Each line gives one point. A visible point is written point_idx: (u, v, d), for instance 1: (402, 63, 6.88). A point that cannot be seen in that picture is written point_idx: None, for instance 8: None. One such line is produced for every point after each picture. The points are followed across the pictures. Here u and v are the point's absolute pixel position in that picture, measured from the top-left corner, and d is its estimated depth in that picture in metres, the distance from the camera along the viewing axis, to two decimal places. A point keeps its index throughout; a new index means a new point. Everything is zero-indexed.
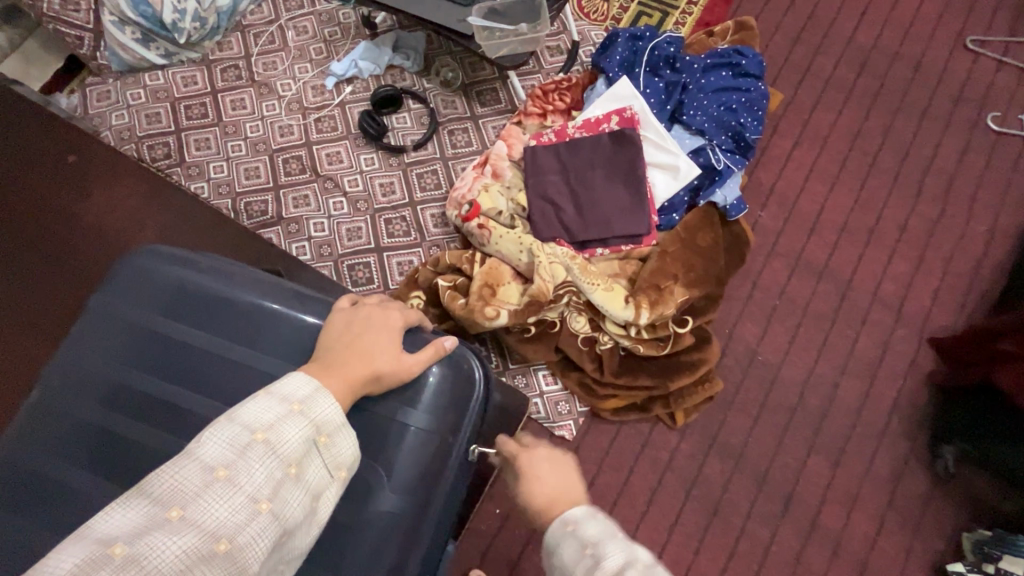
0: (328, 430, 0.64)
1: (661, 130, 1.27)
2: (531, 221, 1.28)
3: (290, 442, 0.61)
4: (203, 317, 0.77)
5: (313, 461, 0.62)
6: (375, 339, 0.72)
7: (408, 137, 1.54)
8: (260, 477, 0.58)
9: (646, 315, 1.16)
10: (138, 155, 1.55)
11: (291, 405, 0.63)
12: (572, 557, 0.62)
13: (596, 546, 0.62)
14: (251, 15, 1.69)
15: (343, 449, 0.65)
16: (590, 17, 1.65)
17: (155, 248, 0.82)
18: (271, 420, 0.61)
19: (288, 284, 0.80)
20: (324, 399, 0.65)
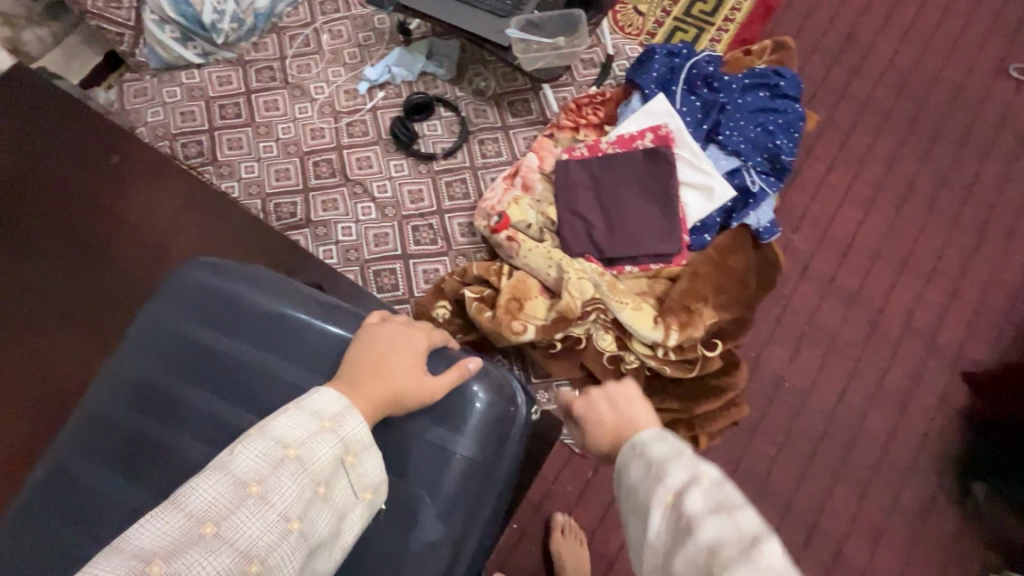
0: (356, 449, 0.63)
1: (696, 150, 1.26)
2: (559, 235, 1.27)
3: (321, 461, 0.60)
4: (238, 327, 0.77)
5: (340, 481, 0.62)
6: (402, 357, 0.71)
7: (438, 144, 1.54)
8: (291, 495, 0.57)
9: (675, 337, 1.15)
10: (172, 152, 1.57)
11: (322, 421, 0.62)
12: (639, 474, 0.62)
13: (660, 465, 0.61)
14: (287, 17, 1.70)
15: (369, 469, 0.64)
16: (625, 31, 1.64)
17: (204, 259, 0.82)
18: (303, 436, 0.61)
19: (327, 298, 0.79)
20: (354, 417, 0.64)
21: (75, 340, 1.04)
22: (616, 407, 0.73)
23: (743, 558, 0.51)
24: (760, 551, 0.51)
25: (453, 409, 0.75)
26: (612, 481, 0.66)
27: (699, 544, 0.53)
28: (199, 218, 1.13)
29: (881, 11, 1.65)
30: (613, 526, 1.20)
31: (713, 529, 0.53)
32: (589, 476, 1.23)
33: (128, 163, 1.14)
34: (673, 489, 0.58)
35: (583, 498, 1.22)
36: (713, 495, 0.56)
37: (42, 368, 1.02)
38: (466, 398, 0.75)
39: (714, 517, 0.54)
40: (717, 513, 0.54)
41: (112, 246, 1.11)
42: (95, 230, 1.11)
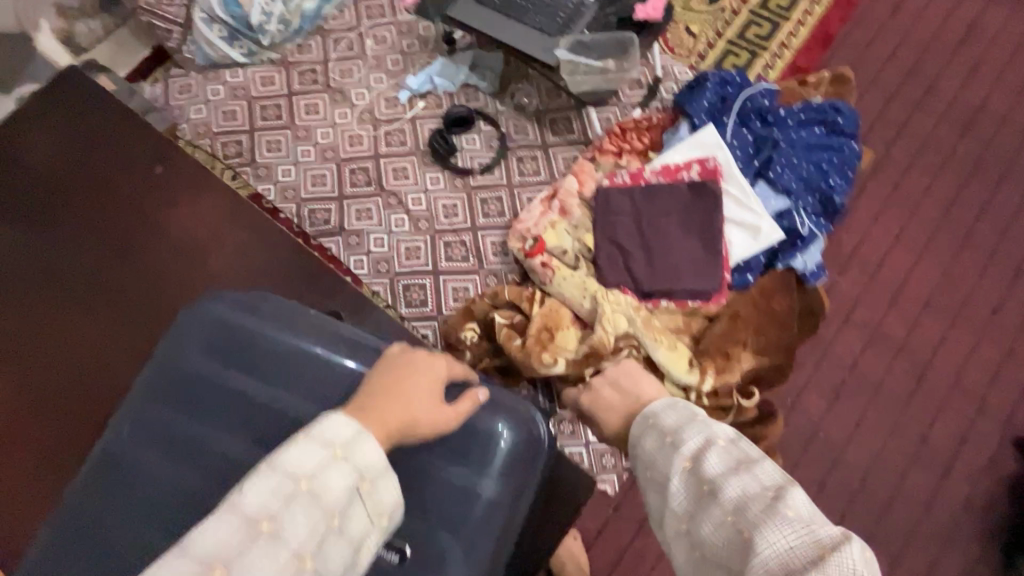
0: (371, 476, 0.56)
1: (744, 186, 1.21)
2: (595, 264, 1.24)
3: (335, 492, 0.53)
4: (258, 362, 0.75)
5: (355, 510, 0.55)
6: (418, 389, 0.64)
7: (475, 159, 1.51)
8: (303, 532, 0.51)
9: (710, 382, 1.12)
10: (212, 151, 1.58)
11: (334, 451, 0.55)
12: (656, 444, 0.69)
13: (675, 434, 0.68)
14: (332, 19, 1.70)
15: (385, 495, 0.57)
16: (674, 51, 1.59)
17: (222, 292, 0.80)
18: (314, 467, 0.54)
19: (344, 334, 0.77)
20: (370, 444, 0.57)
21: (88, 353, 0.98)
22: (618, 385, 0.87)
23: (767, 505, 0.55)
24: (784, 496, 0.55)
25: (477, 447, 0.73)
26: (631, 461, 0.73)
27: (724, 500, 0.58)
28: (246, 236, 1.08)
29: (949, 44, 1.57)
30: (631, 567, 1.17)
31: (736, 483, 0.58)
32: (609, 513, 1.19)
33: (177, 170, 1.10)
34: (691, 453, 0.64)
35: (602, 536, 1.18)
36: (728, 454, 0.62)
37: (54, 381, 0.96)
38: (491, 436, 0.73)
39: (733, 471, 0.59)
40: (738, 467, 0.60)
41: (141, 253, 1.05)
42: (127, 237, 1.06)
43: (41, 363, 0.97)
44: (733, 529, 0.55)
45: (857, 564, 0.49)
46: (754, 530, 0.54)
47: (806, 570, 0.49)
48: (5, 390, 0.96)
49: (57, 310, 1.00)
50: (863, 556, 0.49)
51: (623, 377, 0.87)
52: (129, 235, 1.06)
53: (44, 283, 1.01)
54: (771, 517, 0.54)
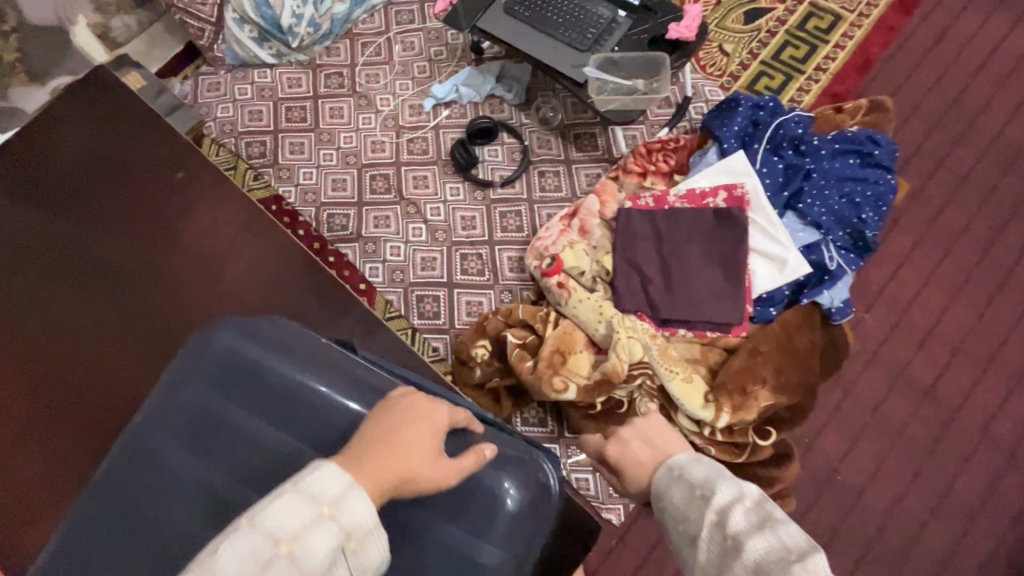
0: (359, 535, 0.54)
1: (772, 216, 1.17)
2: (613, 287, 1.21)
3: (315, 556, 0.51)
4: (257, 396, 0.73)
5: (340, 570, 0.53)
6: (415, 437, 0.62)
7: (497, 171, 1.50)
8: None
9: (725, 420, 1.08)
10: (236, 150, 1.59)
11: (319, 508, 0.53)
12: (685, 498, 0.62)
13: (704, 487, 0.61)
14: (362, 24, 1.70)
15: (373, 553, 0.55)
16: (706, 71, 1.56)
17: (228, 320, 0.79)
18: (296, 527, 0.52)
19: (345, 368, 0.76)
20: (358, 500, 0.54)
21: (101, 362, 0.99)
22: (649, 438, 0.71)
23: (788, 573, 0.50)
24: (807, 562, 0.51)
25: (478, 505, 0.71)
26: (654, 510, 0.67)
27: (746, 562, 0.53)
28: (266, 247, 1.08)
29: (995, 75, 1.50)
30: None
31: (760, 544, 0.53)
32: (612, 544, 1.16)
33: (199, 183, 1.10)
34: (719, 507, 0.58)
35: (604, 567, 1.15)
36: (758, 515, 0.56)
37: (68, 388, 0.97)
38: (496, 493, 0.71)
39: (761, 534, 0.54)
40: (761, 527, 0.55)
41: (162, 259, 1.06)
42: (147, 247, 1.06)
43: (57, 371, 0.98)
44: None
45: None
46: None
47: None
48: (17, 394, 0.97)
49: (72, 317, 1.00)
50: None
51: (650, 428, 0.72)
52: (150, 240, 1.07)
53: (60, 290, 1.02)
54: None
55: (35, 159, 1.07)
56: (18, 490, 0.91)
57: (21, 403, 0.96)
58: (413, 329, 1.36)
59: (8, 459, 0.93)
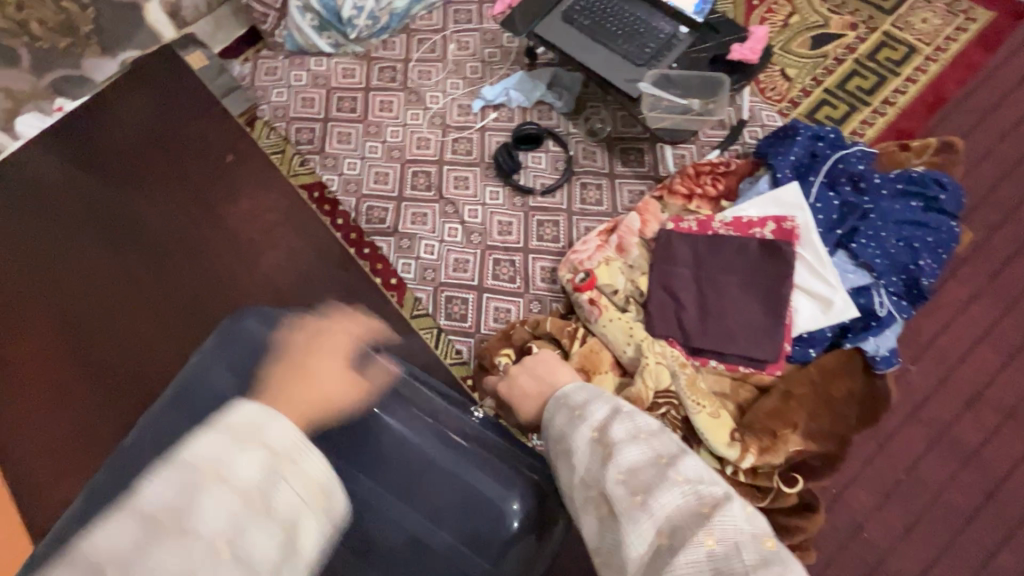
0: (290, 451, 0.48)
1: (822, 254, 1.12)
2: (645, 310, 1.18)
3: (244, 471, 0.45)
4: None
5: (278, 489, 0.46)
6: (320, 367, 0.61)
7: (539, 179, 1.48)
8: (208, 517, 0.43)
9: (751, 461, 1.03)
10: (286, 135, 1.61)
11: (239, 433, 0.47)
12: (567, 418, 0.67)
13: (583, 408, 0.67)
14: (420, 20, 1.71)
15: (314, 471, 0.48)
16: (765, 94, 1.51)
17: (258, 310, 0.81)
18: (217, 451, 0.46)
19: None
20: (278, 422, 0.49)
21: (139, 338, 1.02)
22: (535, 370, 0.83)
23: (659, 473, 0.57)
24: (673, 463, 0.58)
25: (485, 526, 0.71)
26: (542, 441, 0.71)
27: (619, 467, 0.58)
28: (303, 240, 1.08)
29: None
30: None
31: (634, 452, 0.59)
32: None
33: (250, 166, 1.10)
34: (598, 423, 0.64)
35: None
36: (631, 425, 0.63)
37: (107, 359, 1.00)
38: (503, 515, 0.71)
39: (633, 440, 0.61)
40: (636, 438, 0.61)
41: (199, 238, 1.07)
42: (192, 232, 1.07)
43: (99, 342, 1.01)
44: (625, 495, 0.56)
45: (738, 520, 0.51)
46: (649, 499, 0.55)
47: (692, 534, 0.51)
48: (60, 358, 1.00)
49: (113, 288, 1.03)
50: (744, 512, 0.52)
51: (540, 365, 0.83)
52: (190, 218, 1.08)
53: (102, 260, 1.04)
54: (660, 483, 0.56)
55: (97, 129, 1.11)
56: (58, 448, 0.96)
57: (64, 368, 1.00)
58: (438, 330, 1.35)
59: (49, 421, 0.98)
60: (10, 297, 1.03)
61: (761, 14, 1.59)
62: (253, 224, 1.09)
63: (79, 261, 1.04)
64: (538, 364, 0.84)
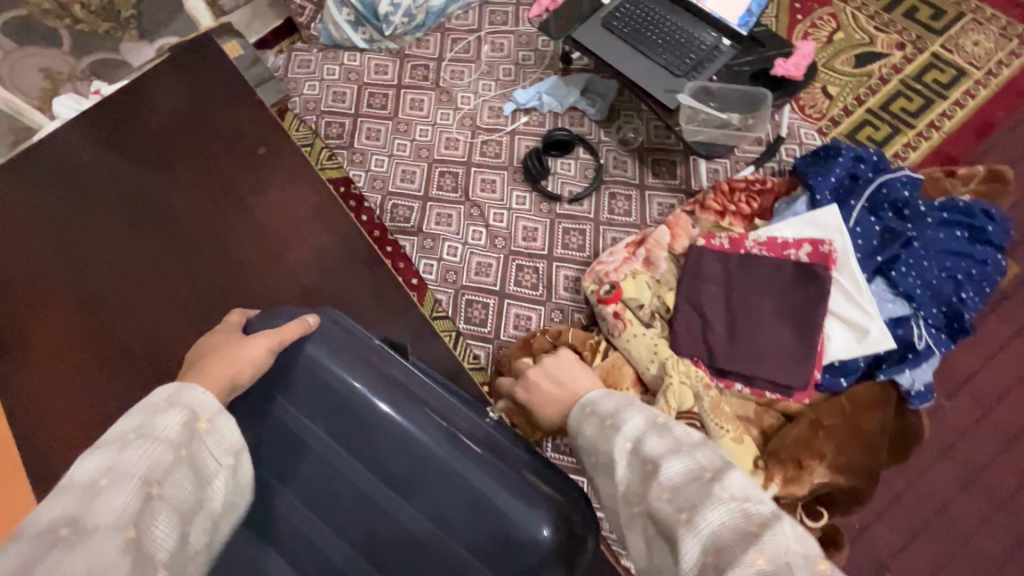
0: (209, 415, 0.57)
1: (858, 281, 1.08)
2: (670, 326, 1.15)
3: (169, 429, 0.53)
4: (298, 389, 0.71)
5: (198, 447, 0.55)
6: (216, 342, 0.67)
7: (567, 186, 1.46)
8: (144, 465, 0.50)
9: (775, 491, 0.99)
10: (315, 128, 1.61)
11: (160, 404, 0.55)
12: (595, 429, 0.65)
13: (614, 417, 0.65)
14: (456, 19, 1.70)
15: (229, 431, 0.57)
16: (804, 111, 1.46)
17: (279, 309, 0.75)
18: (140, 421, 0.53)
19: (389, 372, 0.72)
20: (197, 392, 0.57)
21: (155, 322, 0.99)
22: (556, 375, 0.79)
23: (704, 488, 0.52)
24: (719, 477, 0.53)
25: (513, 549, 0.66)
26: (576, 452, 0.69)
27: (663, 482, 0.55)
28: (328, 238, 1.06)
29: None
30: None
31: (677, 466, 0.55)
32: None
33: (281, 160, 1.08)
34: (634, 435, 0.61)
35: None
36: (672, 439, 0.59)
37: (123, 343, 0.98)
38: (533, 538, 0.65)
39: (674, 453, 0.57)
40: (676, 451, 0.57)
41: (222, 224, 1.04)
42: (215, 217, 1.05)
43: (115, 325, 0.99)
44: (670, 513, 0.52)
45: (790, 540, 0.47)
46: (694, 515, 0.50)
47: (742, 552, 0.46)
48: (77, 339, 0.99)
49: (131, 271, 1.01)
50: (795, 531, 0.47)
51: (560, 367, 0.80)
52: (215, 203, 1.05)
53: (126, 242, 1.03)
54: (705, 497, 0.51)
55: (132, 115, 1.11)
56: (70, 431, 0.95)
57: (80, 349, 0.98)
58: (457, 333, 1.34)
59: (65, 404, 0.96)
60: (29, 275, 1.01)
61: (804, 29, 1.55)
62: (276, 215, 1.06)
63: (103, 242, 1.03)
64: (556, 367, 0.81)
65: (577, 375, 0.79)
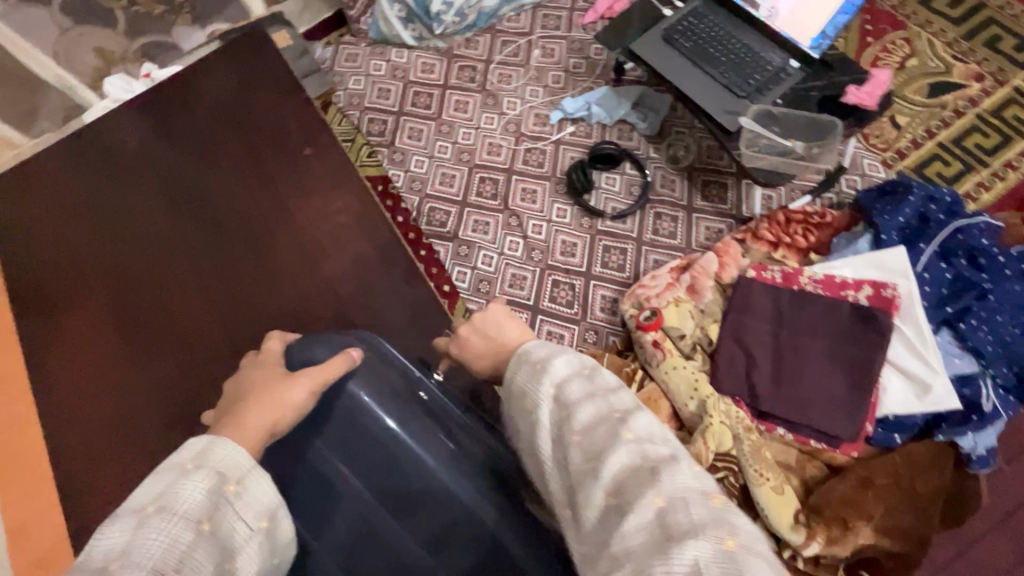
0: (237, 474, 0.50)
1: (924, 332, 1.01)
2: (712, 360, 1.09)
3: (192, 497, 0.47)
4: (344, 440, 0.62)
5: (225, 514, 0.48)
6: (259, 380, 0.61)
7: (611, 203, 1.40)
8: (160, 547, 0.43)
9: (815, 550, 0.92)
10: (358, 124, 1.59)
11: (183, 466, 0.49)
12: (519, 377, 0.59)
13: (539, 361, 0.58)
14: (507, 21, 1.66)
15: (261, 492, 0.51)
16: (869, 140, 1.38)
17: (323, 337, 0.67)
18: (161, 487, 0.47)
19: (439, 422, 0.64)
20: (224, 448, 0.51)
21: (180, 309, 0.96)
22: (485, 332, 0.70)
23: (613, 433, 0.49)
24: (628, 421, 0.50)
25: None
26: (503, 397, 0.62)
27: (576, 426, 0.51)
28: (364, 241, 1.02)
29: None
30: None
31: (589, 410, 0.52)
32: None
33: (326, 161, 1.06)
34: (556, 378, 0.56)
35: None
36: (589, 384, 0.55)
37: (147, 327, 0.96)
38: None
39: (589, 398, 0.53)
40: (592, 397, 0.53)
41: (259, 219, 1.02)
42: (251, 209, 1.03)
43: (140, 307, 0.97)
44: (579, 461, 0.49)
45: (688, 479, 0.45)
46: (599, 460, 0.47)
47: (641, 493, 0.44)
48: (101, 317, 0.97)
49: (166, 260, 0.99)
50: (694, 471, 0.46)
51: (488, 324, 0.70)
52: (255, 198, 1.03)
53: (160, 223, 1.02)
54: (613, 442, 0.48)
55: (179, 102, 1.10)
56: (89, 418, 0.92)
57: (103, 328, 0.96)
58: None
59: (83, 380, 0.94)
60: (67, 256, 1.01)
61: (874, 53, 1.47)
62: (313, 214, 1.02)
63: (139, 223, 1.02)
64: (485, 321, 0.70)
65: (508, 327, 0.69)
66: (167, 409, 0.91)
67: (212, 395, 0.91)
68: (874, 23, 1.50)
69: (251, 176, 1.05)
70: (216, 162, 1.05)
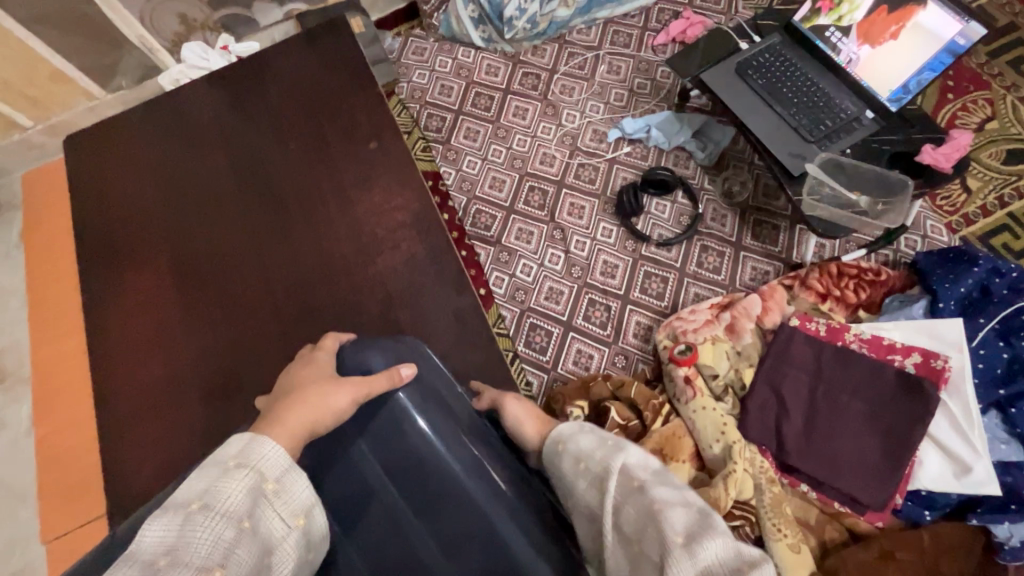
0: (275, 473, 0.54)
1: (970, 410, 0.98)
2: (742, 406, 1.07)
3: (234, 496, 0.51)
4: (384, 442, 0.67)
5: (264, 512, 0.52)
6: (310, 378, 0.66)
7: (657, 228, 1.39)
8: (205, 546, 0.47)
9: None
10: (416, 117, 1.60)
11: (226, 464, 0.53)
12: (593, 443, 0.64)
13: (617, 441, 0.64)
14: (577, 33, 1.65)
15: (297, 491, 0.55)
16: (935, 202, 1.33)
17: (383, 343, 0.73)
18: (207, 485, 0.51)
19: (472, 443, 0.69)
20: (262, 447, 0.55)
21: (228, 282, 1.00)
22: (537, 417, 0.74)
23: (702, 524, 0.52)
24: (708, 519, 0.53)
25: None
26: (553, 458, 0.67)
27: (654, 499, 0.55)
28: (409, 237, 1.02)
29: None
30: None
31: (668, 495, 0.55)
32: None
33: (385, 156, 1.07)
34: (629, 459, 0.61)
35: None
36: (663, 477, 0.59)
37: (195, 294, 0.99)
38: None
39: (669, 488, 0.57)
40: (665, 484, 0.57)
41: (317, 203, 1.04)
42: (308, 194, 1.05)
43: (192, 276, 1.01)
44: (660, 538, 0.51)
45: None
46: (696, 543, 0.49)
47: None
48: (157, 281, 1.01)
49: (223, 234, 1.03)
50: None
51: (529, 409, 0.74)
52: (317, 181, 1.06)
53: (224, 198, 1.06)
54: (701, 531, 0.51)
55: (254, 83, 1.14)
56: (133, 372, 0.96)
57: (157, 290, 1.00)
58: (514, 353, 1.29)
59: (131, 337, 0.98)
60: (137, 218, 1.07)
61: (953, 111, 1.41)
62: (363, 205, 1.04)
63: (202, 195, 1.06)
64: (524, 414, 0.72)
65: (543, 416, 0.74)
66: (204, 376, 0.94)
67: (249, 370, 0.93)
68: (956, 80, 1.44)
69: (310, 162, 1.07)
70: (281, 144, 1.09)
